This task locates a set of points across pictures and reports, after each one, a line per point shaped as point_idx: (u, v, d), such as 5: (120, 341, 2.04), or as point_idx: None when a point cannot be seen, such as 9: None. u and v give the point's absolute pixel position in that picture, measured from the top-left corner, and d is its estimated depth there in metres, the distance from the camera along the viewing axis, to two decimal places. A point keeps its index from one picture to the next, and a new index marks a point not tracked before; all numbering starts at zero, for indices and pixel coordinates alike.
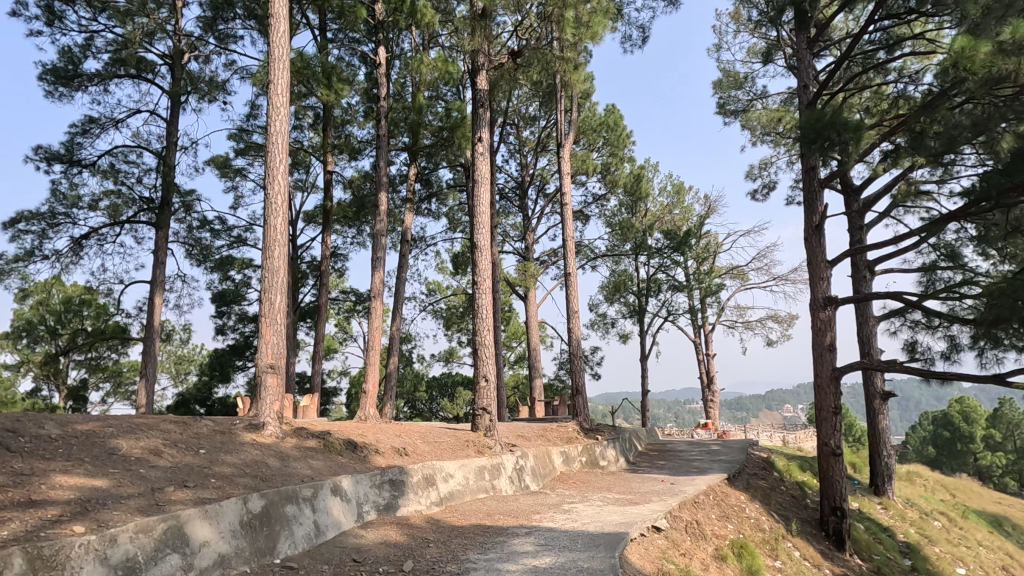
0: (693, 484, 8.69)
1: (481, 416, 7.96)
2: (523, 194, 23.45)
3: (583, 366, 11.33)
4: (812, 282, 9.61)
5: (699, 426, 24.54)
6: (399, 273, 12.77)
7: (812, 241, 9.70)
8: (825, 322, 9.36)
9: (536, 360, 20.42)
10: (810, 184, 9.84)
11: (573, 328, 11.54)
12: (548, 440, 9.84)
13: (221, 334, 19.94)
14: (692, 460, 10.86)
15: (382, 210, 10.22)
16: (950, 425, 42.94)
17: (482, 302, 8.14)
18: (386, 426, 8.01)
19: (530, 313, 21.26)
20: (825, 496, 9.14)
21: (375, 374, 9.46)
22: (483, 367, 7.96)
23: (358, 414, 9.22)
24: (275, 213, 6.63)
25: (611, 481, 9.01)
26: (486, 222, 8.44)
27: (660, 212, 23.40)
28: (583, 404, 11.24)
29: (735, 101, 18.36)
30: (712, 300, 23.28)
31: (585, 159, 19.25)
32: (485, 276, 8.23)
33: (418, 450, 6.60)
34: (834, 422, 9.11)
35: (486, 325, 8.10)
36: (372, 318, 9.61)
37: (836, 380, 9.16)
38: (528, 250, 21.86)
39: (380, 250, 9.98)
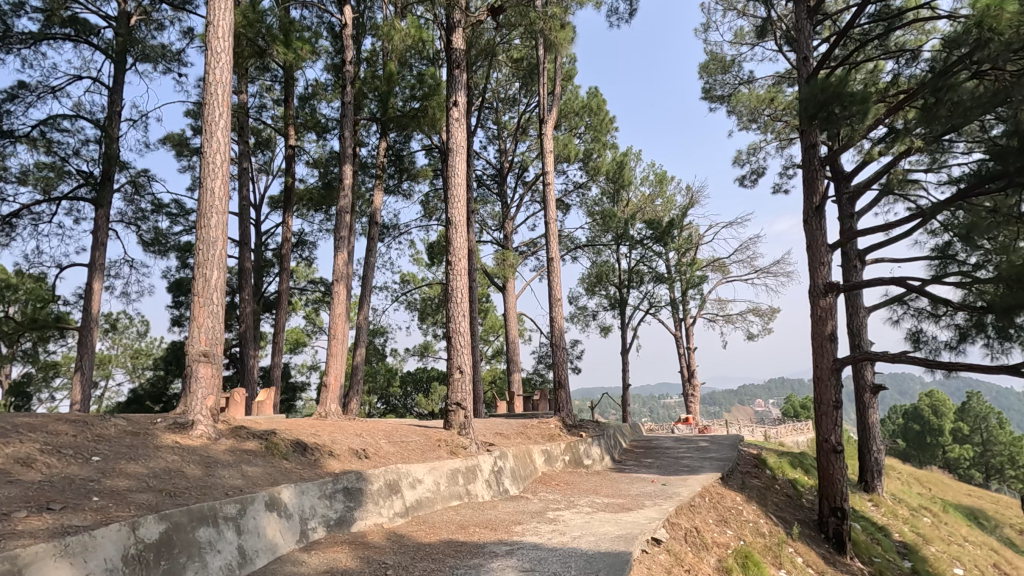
0: (686, 485, 7.98)
1: (455, 413, 7.09)
2: (501, 181, 22.60)
3: (566, 358, 10.55)
4: (812, 267, 8.99)
5: (679, 421, 24.08)
6: (368, 258, 11.79)
7: (813, 224, 9.07)
8: (825, 310, 8.76)
9: (515, 354, 19.62)
10: (811, 162, 9.19)
11: (556, 317, 10.74)
12: (529, 438, 9.04)
13: (177, 325, 18.61)
14: (681, 458, 10.19)
15: (348, 184, 9.22)
16: (920, 419, 43.65)
17: (456, 284, 7.26)
18: (347, 424, 7.08)
19: (509, 304, 20.45)
20: (825, 496, 8.54)
21: (339, 366, 8.50)
22: (458, 358, 7.11)
23: (318, 411, 8.25)
24: (213, 174, 5.65)
25: (597, 483, 8.25)
26: (462, 195, 7.55)
27: (643, 202, 22.81)
28: (566, 399, 10.46)
29: (722, 86, 17.78)
30: (694, 292, 22.81)
31: (567, 143, 18.48)
32: (460, 256, 7.36)
33: (381, 452, 5.72)
34: (834, 417, 8.52)
35: (462, 310, 7.23)
36: (334, 305, 8.61)
37: (837, 371, 8.57)
38: (507, 239, 21.01)
39: (344, 229, 9.00)
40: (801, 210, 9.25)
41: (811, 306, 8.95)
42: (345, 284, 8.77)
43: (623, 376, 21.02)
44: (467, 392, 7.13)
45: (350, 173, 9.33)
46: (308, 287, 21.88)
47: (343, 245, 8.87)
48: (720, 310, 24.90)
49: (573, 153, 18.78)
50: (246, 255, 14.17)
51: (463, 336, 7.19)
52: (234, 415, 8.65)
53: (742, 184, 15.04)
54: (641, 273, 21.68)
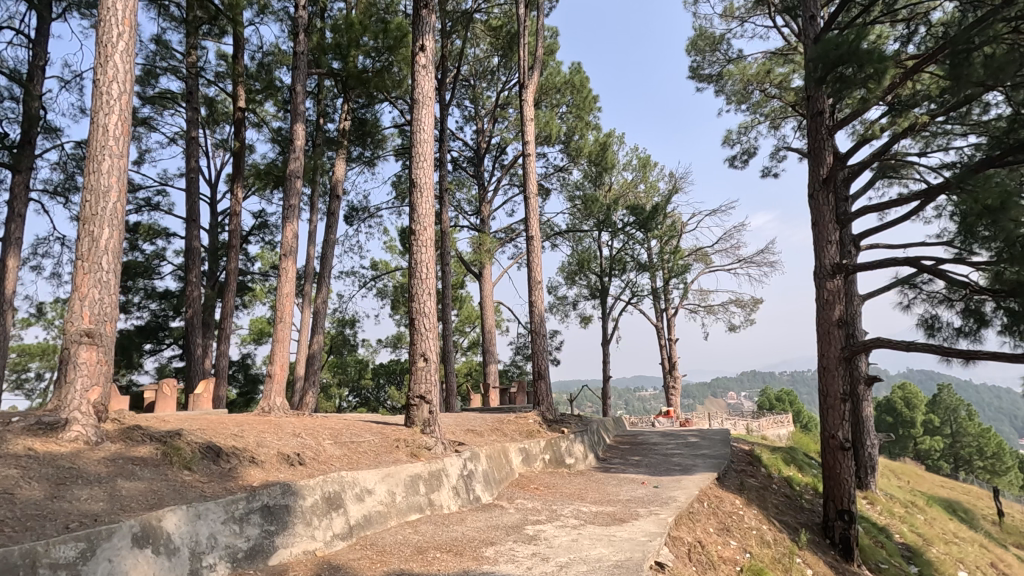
0: (681, 487, 7.12)
1: (417, 407, 6.05)
2: (478, 163, 21.48)
3: (546, 347, 9.57)
4: (818, 246, 8.17)
5: (660, 415, 23.42)
6: (327, 235, 10.59)
7: (819, 198, 8.23)
8: (833, 293, 7.96)
9: (491, 344, 18.60)
10: (817, 131, 8.34)
11: (535, 301, 9.74)
12: (504, 435, 8.05)
13: (124, 312, 17.07)
14: (671, 455, 9.35)
15: (300, 145, 7.98)
16: (892, 411, 44.10)
17: (419, 256, 6.20)
18: (289, 421, 5.97)
19: (486, 291, 19.43)
20: (830, 497, 7.75)
21: (285, 354, 7.34)
22: (422, 344, 6.06)
23: (260, 405, 7.10)
24: (108, 108, 4.44)
25: (581, 485, 7.33)
26: (428, 154, 6.47)
27: (625, 187, 21.97)
28: (546, 391, 9.48)
29: (711, 65, 16.94)
30: (676, 281, 22.07)
31: (548, 120, 17.41)
32: (426, 224, 6.27)
33: (322, 456, 4.65)
34: (841, 411, 7.74)
35: (429, 286, 6.18)
36: (281, 283, 7.43)
37: (846, 361, 7.77)
38: (484, 224, 19.93)
39: (295, 197, 7.81)
40: (807, 184, 8.41)
41: (817, 290, 8.15)
42: (294, 260, 7.62)
43: (604, 367, 20.20)
44: (433, 384, 6.08)
45: (304, 132, 8.07)
46: (271, 274, 20.50)
47: (292, 215, 7.70)
48: (702, 300, 24.27)
49: (555, 132, 17.74)
50: (194, 233, 12.80)
51: (431, 316, 6.15)
52: (163, 410, 7.43)
53: (733, 165, 14.24)
54: (623, 261, 20.82)
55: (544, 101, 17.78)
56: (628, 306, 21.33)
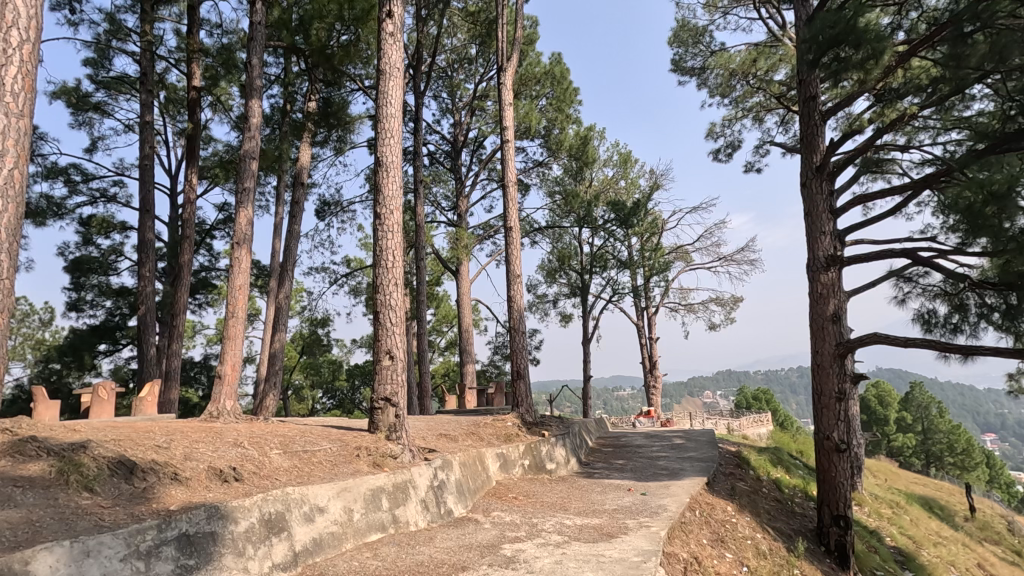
0: (670, 494, 6.62)
1: (383, 411, 5.41)
2: (455, 157, 20.85)
3: (525, 345, 9.00)
4: (811, 237, 7.79)
5: (641, 415, 23.06)
6: (290, 226, 9.84)
7: (813, 187, 7.85)
8: (828, 286, 7.56)
9: (469, 343, 17.95)
10: (810, 116, 7.97)
11: (514, 296, 9.16)
12: (481, 440, 7.46)
13: (75, 311, 16.00)
14: (657, 458, 8.86)
15: (256, 124, 7.27)
16: (866, 409, 44.66)
17: (385, 242, 5.58)
18: (236, 427, 5.27)
19: (463, 289, 18.79)
20: (825, 501, 7.34)
21: (238, 353, 6.62)
22: (388, 340, 5.44)
23: (208, 409, 6.38)
24: (5, 58, 3.71)
25: (563, 494, 6.78)
26: (396, 129, 5.85)
27: (606, 183, 21.56)
28: (525, 392, 8.91)
29: (694, 57, 16.58)
30: (657, 279, 21.73)
31: (528, 111, 16.84)
32: (393, 208, 5.65)
33: (269, 469, 4.00)
34: (837, 411, 7.33)
35: (396, 275, 5.56)
36: (233, 274, 6.70)
37: (840, 358, 7.39)
38: (461, 219, 19.28)
39: (251, 180, 7.11)
40: (800, 171, 8.03)
41: (810, 283, 7.76)
42: (249, 249, 6.93)
43: (584, 367, 19.72)
44: (402, 383, 5.46)
45: (260, 109, 7.36)
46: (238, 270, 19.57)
47: (246, 200, 6.99)
48: (683, 299, 23.98)
49: (535, 124, 17.18)
50: (148, 224, 11.90)
51: (400, 307, 5.55)
52: (98, 416, 6.64)
53: (717, 158, 13.89)
54: (604, 258, 20.38)
55: (522, 92, 17.19)
56: (608, 304, 20.92)
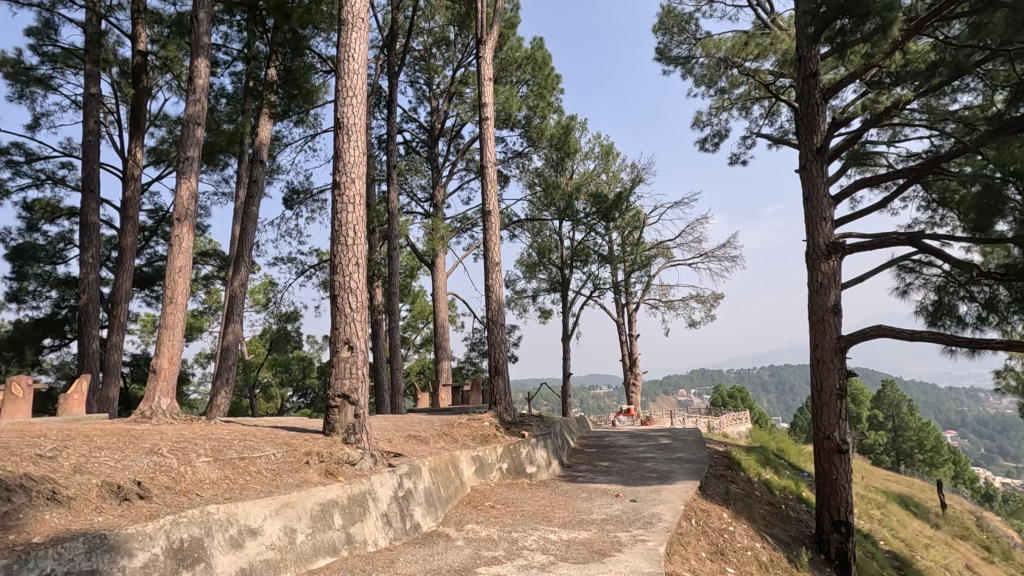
0: (661, 501, 6.05)
1: (339, 411, 4.67)
2: (432, 146, 20.05)
3: (504, 339, 8.33)
4: (810, 223, 7.29)
5: (621, 413, 22.62)
6: (247, 208, 8.98)
7: (813, 169, 7.35)
8: (828, 276, 7.07)
9: (444, 339, 17.20)
10: (810, 95, 7.45)
11: (493, 286, 8.48)
12: (454, 442, 6.77)
13: (15, 302, 14.77)
14: (644, 460, 8.29)
15: (202, 85, 6.41)
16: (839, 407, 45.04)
17: (342, 216, 4.84)
18: (164, 430, 4.48)
19: (439, 283, 18.03)
20: (824, 506, 6.85)
21: (177, 344, 5.80)
22: (346, 328, 4.71)
23: (140, 408, 5.54)
24: None
25: (545, 502, 6.14)
26: (360, 87, 5.11)
27: (587, 176, 21.00)
28: (503, 389, 8.23)
29: (679, 46, 16.10)
30: (639, 274, 21.27)
31: (508, 96, 16.09)
32: (355, 177, 4.92)
33: (188, 483, 3.24)
34: (837, 409, 6.84)
35: (356, 254, 4.83)
36: (172, 254, 5.88)
37: (842, 352, 6.92)
38: (437, 209, 18.48)
39: (196, 149, 6.29)
40: (799, 152, 7.51)
41: (809, 272, 7.26)
42: (193, 227, 6.11)
43: (564, 364, 19.15)
44: (362, 378, 4.73)
45: (207, 70, 6.50)
46: (200, 261, 18.45)
47: (190, 171, 6.17)
48: (663, 296, 23.61)
49: (515, 110, 16.49)
50: (91, 206, 10.84)
51: (362, 289, 4.84)
52: (10, 417, 5.75)
53: (704, 148, 13.42)
54: (585, 253, 19.82)
55: (502, 77, 16.47)
56: (589, 300, 20.38)
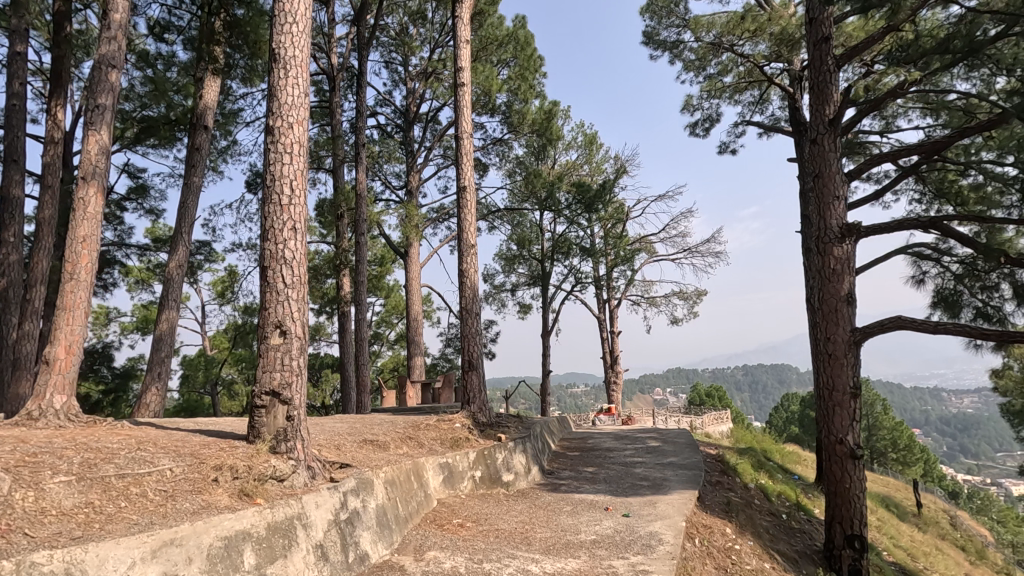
0: (658, 517, 5.25)
1: (268, 413, 3.71)
2: (407, 130, 18.96)
3: (479, 330, 7.44)
4: (821, 203, 6.55)
5: (601, 412, 21.94)
6: (188, 179, 7.96)
7: (825, 143, 6.60)
8: (841, 261, 6.35)
9: (417, 333, 16.23)
10: (822, 60, 6.70)
11: (468, 271, 7.57)
12: (419, 447, 5.88)
13: None
14: (634, 466, 7.47)
15: (119, 20, 5.33)
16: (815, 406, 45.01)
17: (276, 168, 3.89)
18: (34, 437, 3.47)
19: (412, 274, 17.00)
20: (835, 517, 6.12)
21: (77, 330, 4.79)
22: (277, 308, 3.75)
23: (26, 408, 4.50)
24: None
25: (524, 518, 5.27)
26: (302, 12, 4.14)
27: (569, 167, 20.18)
28: (477, 386, 7.32)
29: (668, 29, 15.35)
30: (622, 269, 20.56)
31: (489, 74, 15.06)
32: (295, 122, 3.98)
33: (16, 519, 2.28)
34: (851, 409, 6.13)
35: (293, 216, 3.89)
36: (75, 219, 4.85)
37: (855, 347, 6.22)
38: (412, 196, 17.44)
39: (110, 96, 5.26)
40: (809, 125, 6.75)
41: (819, 258, 6.52)
42: (103, 188, 5.09)
43: (543, 361, 18.32)
44: (298, 370, 3.78)
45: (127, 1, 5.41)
46: (153, 249, 17.13)
47: (100, 123, 5.14)
48: (645, 291, 22.96)
49: (496, 92, 15.56)
50: (14, 179, 9.62)
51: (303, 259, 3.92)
52: None
53: (694, 133, 12.74)
54: (566, 245, 18.97)
55: (481, 56, 15.52)
56: (570, 295, 19.58)
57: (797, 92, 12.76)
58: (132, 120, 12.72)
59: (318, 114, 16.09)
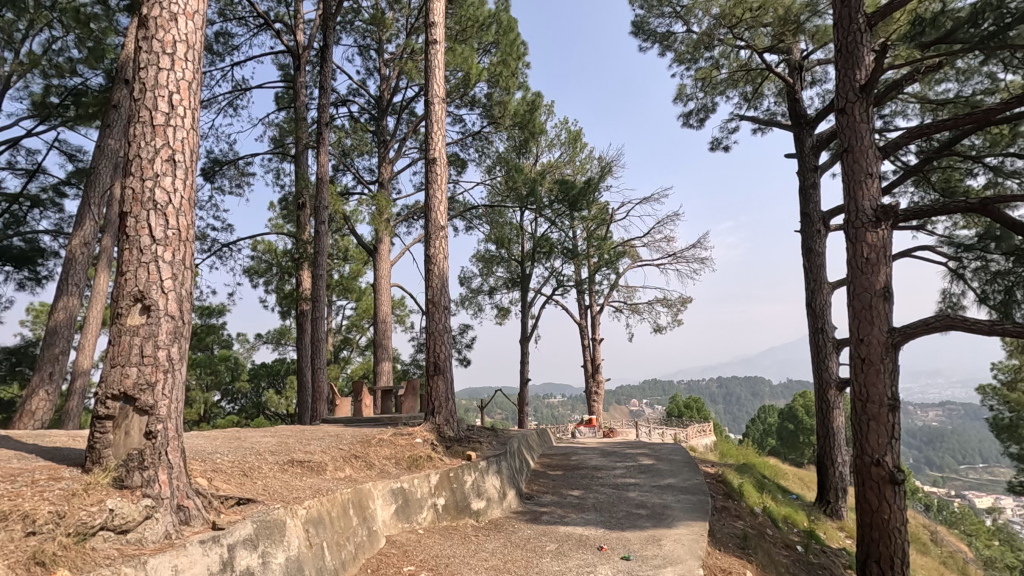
0: (667, 560, 4.16)
1: (115, 431, 2.48)
2: (379, 120, 17.76)
3: (448, 327, 6.29)
4: (850, 182, 5.62)
5: (581, 424, 20.85)
6: (102, 142, 6.65)
7: (855, 113, 5.67)
8: (877, 249, 5.39)
9: (385, 336, 14.95)
10: (851, 19, 5.78)
11: (437, 259, 6.41)
12: (367, 469, 4.70)
13: None
14: (627, 489, 6.38)
15: None
16: (793, 418, 44.53)
17: (149, 73, 2.71)
18: None
19: (382, 273, 15.73)
20: (871, 555, 5.10)
21: None
22: (137, 273, 2.56)
23: None
24: None
25: (497, 562, 4.11)
26: None
27: (552, 165, 19.19)
28: (444, 394, 6.16)
29: (659, 19, 14.53)
30: (605, 273, 19.64)
31: (468, 56, 13.92)
32: (184, 14, 2.82)
33: None
34: (889, 424, 5.14)
35: (171, 141, 2.71)
36: None
37: (894, 350, 5.25)
38: (383, 188, 16.21)
39: None
40: (836, 93, 5.82)
41: (850, 245, 5.56)
42: None
43: (521, 369, 17.20)
44: (166, 365, 2.57)
45: None
46: None
47: None
48: (629, 298, 22.04)
49: (475, 79, 14.49)
50: None
51: (185, 206, 2.75)
52: None
53: (688, 123, 11.88)
54: (548, 246, 17.92)
55: (460, 41, 14.46)
56: (550, 299, 18.54)
57: (796, 83, 11.99)
58: (64, 91, 11.33)
59: (283, 98, 14.83)
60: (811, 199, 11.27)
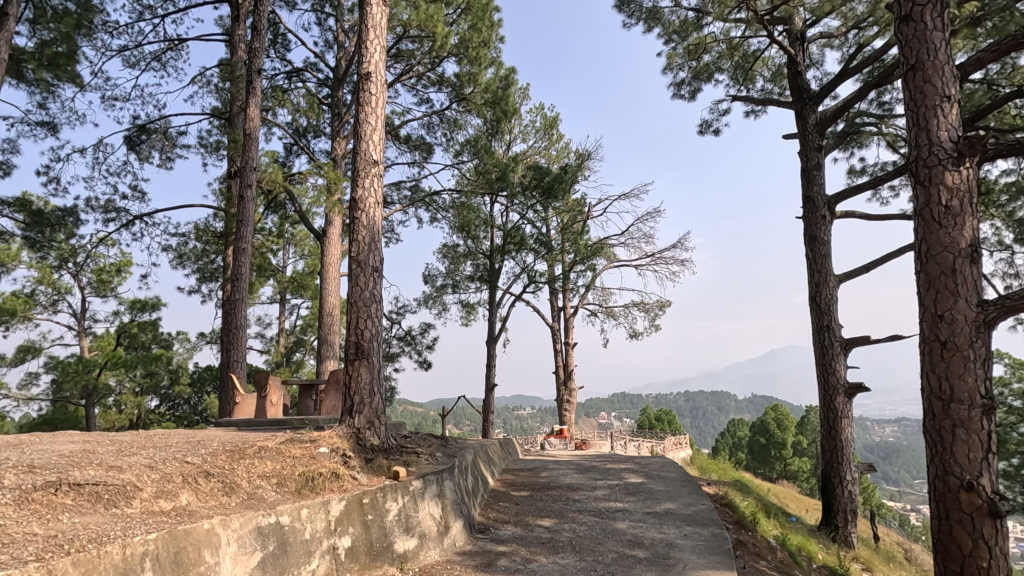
0: None
1: None
2: (335, 92, 16.00)
3: (377, 296, 4.64)
4: (919, 109, 4.23)
5: (552, 435, 19.24)
6: None
7: (926, 19, 4.27)
8: (960, 193, 3.97)
9: (332, 332, 13.15)
10: None
11: (366, 204, 4.77)
12: (221, 495, 2.99)
13: None
14: (615, 517, 4.80)
15: None
16: (765, 432, 43.63)
17: None
18: None
19: (331, 261, 13.92)
20: None
21: None
22: None
23: None
24: None
25: None
26: None
27: (525, 153, 17.67)
28: (368, 386, 4.49)
29: None
30: (580, 272, 18.17)
31: (435, 14, 12.22)
32: None
33: None
34: (983, 432, 3.69)
35: None
36: None
37: (987, 330, 3.80)
38: (336, 163, 14.41)
39: None
40: None
41: (920, 191, 4.15)
42: None
43: (487, 373, 15.53)
44: None
45: None
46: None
47: None
48: (604, 300, 20.62)
49: (443, 44, 12.84)
50: None
51: None
52: None
53: (678, 95, 10.57)
54: (519, 238, 16.37)
55: None
56: (521, 298, 17.02)
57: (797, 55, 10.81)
58: None
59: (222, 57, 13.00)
60: (815, 181, 10.03)
